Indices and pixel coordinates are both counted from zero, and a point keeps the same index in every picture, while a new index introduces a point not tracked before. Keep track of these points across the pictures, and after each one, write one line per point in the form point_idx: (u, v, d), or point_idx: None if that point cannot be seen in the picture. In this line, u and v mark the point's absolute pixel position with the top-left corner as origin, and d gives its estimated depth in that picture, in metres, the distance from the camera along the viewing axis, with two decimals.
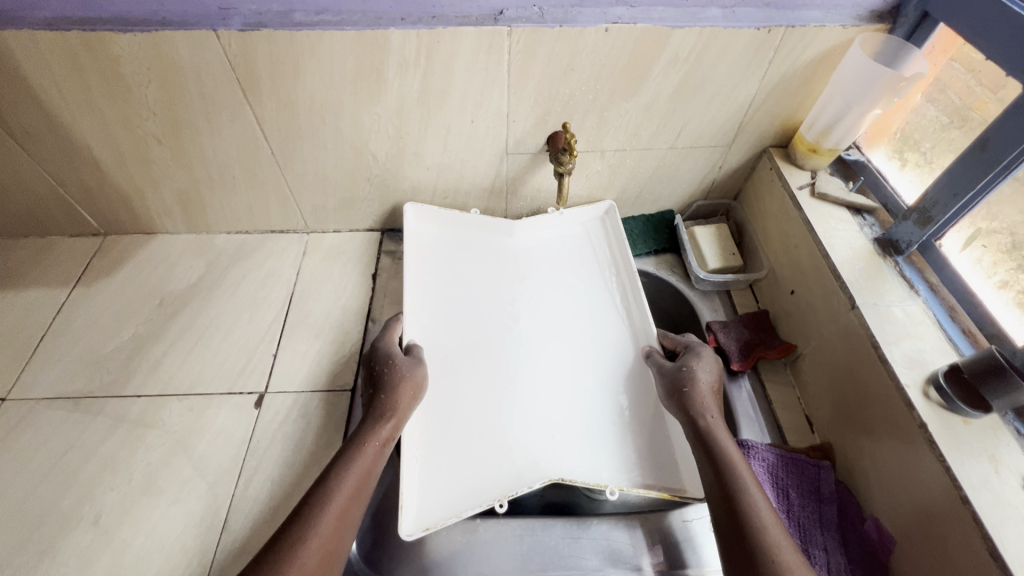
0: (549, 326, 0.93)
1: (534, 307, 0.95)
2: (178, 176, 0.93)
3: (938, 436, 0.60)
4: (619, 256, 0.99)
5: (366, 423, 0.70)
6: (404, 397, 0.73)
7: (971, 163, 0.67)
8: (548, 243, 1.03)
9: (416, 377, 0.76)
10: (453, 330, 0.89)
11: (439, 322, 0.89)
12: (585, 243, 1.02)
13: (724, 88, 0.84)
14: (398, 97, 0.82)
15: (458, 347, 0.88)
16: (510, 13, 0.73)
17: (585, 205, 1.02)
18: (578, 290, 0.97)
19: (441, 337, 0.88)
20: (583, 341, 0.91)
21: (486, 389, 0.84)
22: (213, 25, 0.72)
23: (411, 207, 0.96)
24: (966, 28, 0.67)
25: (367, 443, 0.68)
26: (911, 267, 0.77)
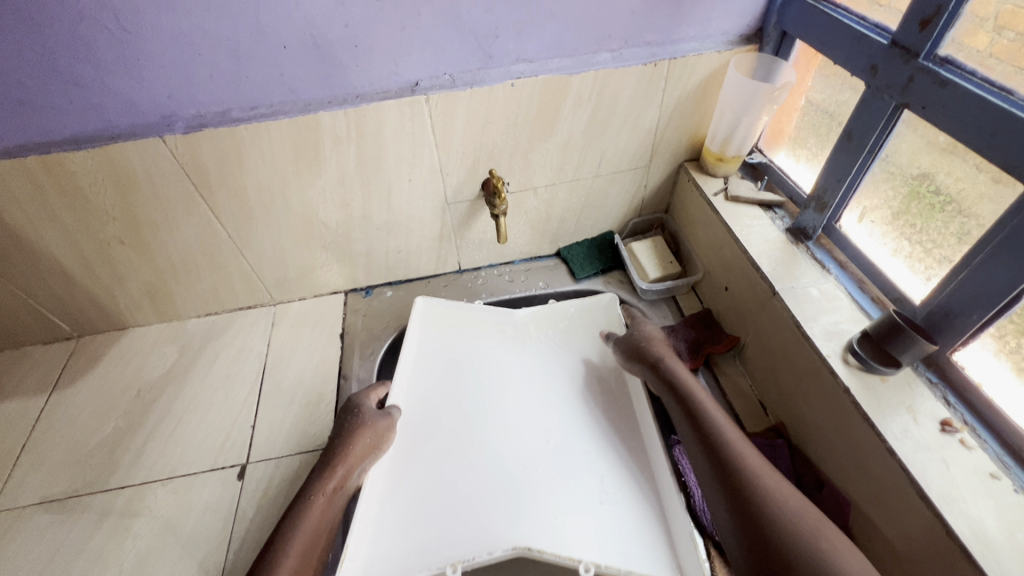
0: (543, 415, 0.90)
1: (526, 395, 0.92)
2: (143, 271, 0.98)
3: (860, 396, 0.66)
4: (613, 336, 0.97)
5: (318, 474, 0.73)
6: (359, 445, 0.76)
7: (845, 152, 0.76)
8: (540, 327, 1.01)
9: (378, 428, 0.79)
10: (428, 404, 0.90)
11: (419, 393, 0.91)
12: (574, 325, 1.01)
13: (629, 118, 0.93)
14: (338, 170, 0.90)
15: (432, 421, 0.88)
16: (425, 83, 0.82)
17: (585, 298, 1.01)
18: (576, 377, 0.95)
19: (418, 412, 0.88)
20: (580, 429, 0.87)
21: (456, 467, 0.82)
22: (159, 132, 0.80)
23: (423, 301, 0.98)
24: (814, 40, 0.78)
25: (317, 494, 0.70)
26: (820, 249, 0.85)
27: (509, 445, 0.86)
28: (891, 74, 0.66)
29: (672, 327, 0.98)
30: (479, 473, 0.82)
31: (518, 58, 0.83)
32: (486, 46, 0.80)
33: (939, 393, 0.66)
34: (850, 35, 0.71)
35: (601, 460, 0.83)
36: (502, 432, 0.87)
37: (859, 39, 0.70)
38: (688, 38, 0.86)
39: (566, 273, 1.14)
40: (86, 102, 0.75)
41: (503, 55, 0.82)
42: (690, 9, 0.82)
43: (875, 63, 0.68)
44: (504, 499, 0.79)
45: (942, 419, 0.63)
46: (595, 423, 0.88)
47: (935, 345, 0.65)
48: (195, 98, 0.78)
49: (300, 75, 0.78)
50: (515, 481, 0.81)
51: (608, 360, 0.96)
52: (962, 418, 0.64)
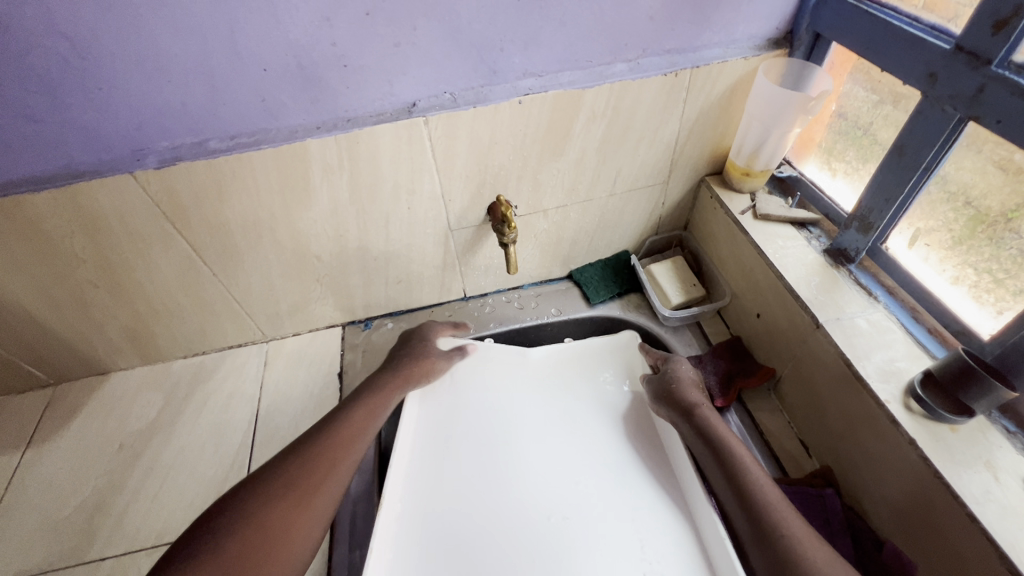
0: (570, 463, 0.81)
1: (548, 442, 0.84)
2: (122, 314, 0.90)
3: (930, 450, 0.58)
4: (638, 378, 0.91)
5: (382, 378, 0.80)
6: (421, 366, 0.85)
7: (895, 168, 0.68)
8: (556, 368, 0.94)
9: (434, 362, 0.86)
10: (433, 455, 0.81)
11: (422, 444, 0.83)
12: (591, 363, 0.94)
13: (647, 132, 0.85)
14: (329, 201, 0.81)
15: (438, 475, 0.79)
16: (423, 103, 0.74)
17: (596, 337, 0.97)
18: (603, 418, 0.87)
19: (423, 466, 0.80)
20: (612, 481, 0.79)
21: (469, 525, 0.74)
22: (128, 168, 0.71)
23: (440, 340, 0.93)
24: (857, 44, 0.70)
25: (382, 391, 0.77)
26: (864, 273, 0.77)
27: (527, 497, 0.77)
28: (956, 82, 0.58)
29: (699, 358, 0.90)
30: (494, 531, 0.74)
31: (526, 73, 0.75)
32: (490, 60, 0.72)
33: (1019, 445, 0.58)
34: (902, 38, 0.63)
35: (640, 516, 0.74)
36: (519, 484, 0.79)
37: (914, 42, 0.62)
38: (712, 44, 0.78)
39: (580, 298, 1.06)
40: (44, 139, 0.67)
41: (509, 70, 0.74)
42: (714, 12, 0.74)
43: (934, 70, 0.60)
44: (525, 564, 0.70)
45: None
46: (624, 473, 0.80)
47: (1014, 391, 0.57)
48: (167, 129, 0.69)
49: (284, 99, 0.70)
50: (537, 542, 0.73)
51: (631, 404, 0.88)
52: None
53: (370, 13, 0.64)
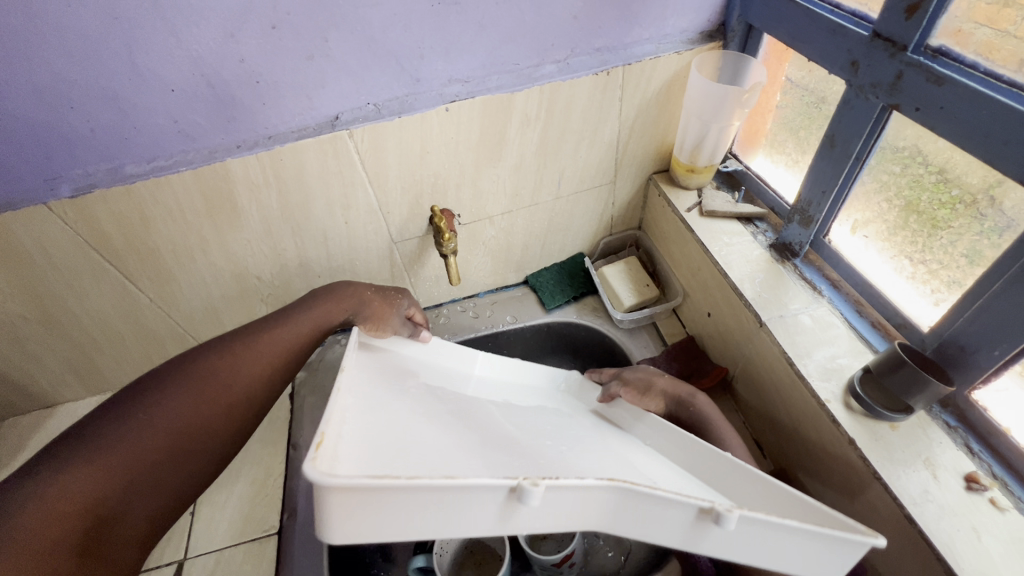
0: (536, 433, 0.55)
1: (522, 424, 0.57)
2: (59, 345, 0.88)
3: (869, 450, 0.57)
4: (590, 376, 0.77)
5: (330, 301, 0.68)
6: (370, 304, 0.70)
7: (828, 160, 0.66)
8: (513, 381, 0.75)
9: (378, 313, 0.69)
10: (407, 378, 0.60)
11: (390, 367, 0.60)
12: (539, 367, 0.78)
13: (586, 133, 0.83)
14: (260, 219, 0.79)
15: (397, 401, 0.50)
16: (346, 116, 0.72)
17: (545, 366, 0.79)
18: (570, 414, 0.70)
19: (392, 376, 0.57)
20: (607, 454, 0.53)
21: (449, 434, 0.46)
22: (42, 198, 0.69)
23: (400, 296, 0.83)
24: (785, 35, 0.68)
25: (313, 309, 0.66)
26: (809, 267, 0.75)
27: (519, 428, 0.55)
28: (876, 71, 0.56)
29: (652, 360, 0.88)
30: (486, 442, 0.46)
31: (451, 79, 0.73)
32: (412, 69, 0.70)
33: (959, 440, 0.56)
34: (824, 27, 0.62)
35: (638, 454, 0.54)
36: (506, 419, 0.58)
37: (835, 31, 0.60)
38: (643, 40, 0.76)
39: (535, 303, 1.04)
40: None
41: (433, 77, 0.72)
42: (641, 8, 0.72)
43: (856, 58, 0.58)
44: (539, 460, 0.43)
45: (966, 474, 0.54)
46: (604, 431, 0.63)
47: (951, 386, 0.55)
48: (78, 157, 0.67)
49: (199, 119, 0.67)
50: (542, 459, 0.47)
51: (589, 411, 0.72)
52: (990, 470, 0.54)
53: (276, 27, 0.61)
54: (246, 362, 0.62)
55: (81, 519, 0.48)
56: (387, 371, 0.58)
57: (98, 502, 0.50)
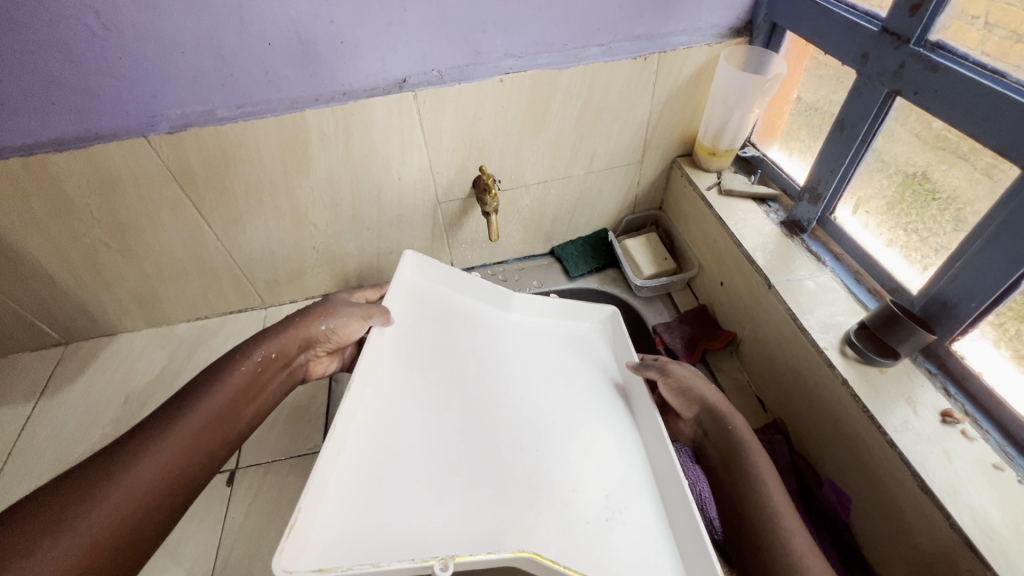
0: (531, 419, 0.68)
1: (528, 407, 0.69)
2: (130, 275, 0.97)
3: (859, 388, 0.65)
4: (613, 330, 0.83)
5: (305, 315, 0.73)
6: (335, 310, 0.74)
7: (837, 142, 0.75)
8: (539, 328, 0.84)
9: (340, 313, 0.74)
10: (427, 335, 0.77)
11: (413, 329, 0.77)
12: (580, 313, 0.86)
13: (621, 112, 0.93)
14: (325, 169, 0.88)
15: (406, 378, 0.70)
16: (412, 80, 0.81)
17: (586, 307, 0.85)
18: (586, 372, 0.77)
19: (412, 342, 0.75)
20: (585, 443, 0.67)
21: (431, 420, 0.65)
22: (143, 132, 0.78)
23: (411, 255, 0.84)
24: (807, 32, 0.77)
25: (297, 329, 0.71)
26: (816, 241, 0.83)
27: (509, 401, 0.70)
28: (883, 61, 0.65)
29: (668, 324, 0.97)
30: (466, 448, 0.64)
31: (507, 54, 0.82)
32: (474, 42, 0.79)
33: (938, 384, 0.65)
34: (841, 25, 0.71)
35: (612, 449, 0.67)
36: (506, 385, 0.72)
37: (850, 27, 0.69)
38: (678, 32, 0.85)
39: (560, 271, 1.13)
40: (68, 103, 0.74)
41: (492, 51, 0.81)
42: (679, 2, 0.81)
43: (866, 51, 0.67)
44: (490, 466, 0.62)
45: (943, 410, 0.62)
46: (609, 402, 0.73)
47: (933, 335, 0.64)
48: (179, 98, 0.76)
49: (286, 72, 0.77)
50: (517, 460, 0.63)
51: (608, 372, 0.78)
52: (964, 408, 0.63)
53: None
54: (240, 385, 0.65)
55: (126, 549, 0.51)
56: (410, 337, 0.75)
57: (170, 488, 0.55)
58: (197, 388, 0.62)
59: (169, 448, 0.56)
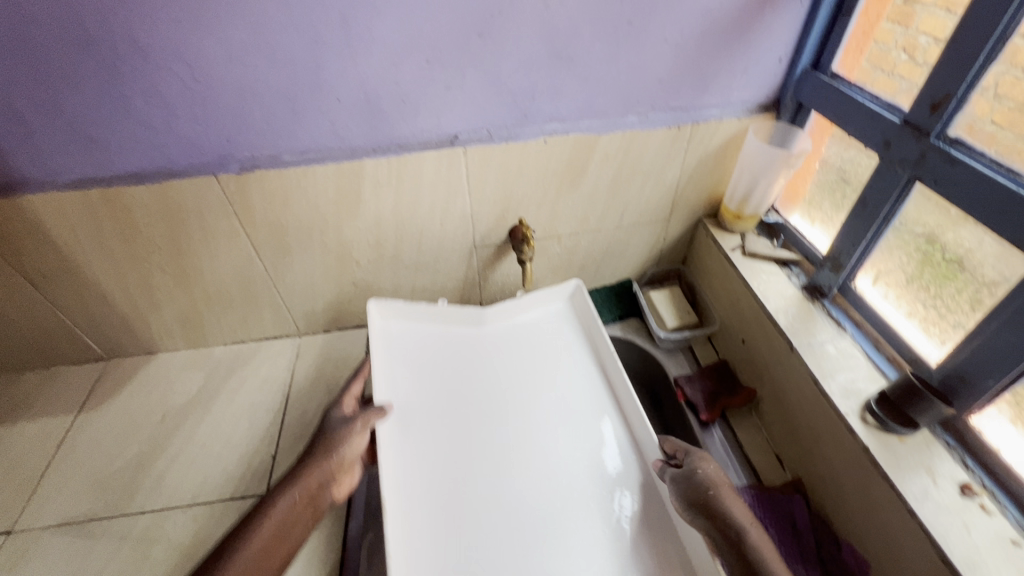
0: (531, 433, 0.81)
1: (526, 420, 0.83)
2: (179, 298, 1.02)
3: (880, 455, 0.68)
4: (580, 301, 0.99)
5: (315, 455, 0.78)
6: (340, 439, 0.79)
7: (859, 217, 0.80)
8: (516, 328, 0.96)
9: (345, 439, 0.78)
10: (431, 374, 0.87)
11: (402, 375, 0.86)
12: (551, 295, 1.00)
13: (652, 174, 0.99)
14: (374, 212, 0.94)
15: (426, 420, 0.81)
16: (463, 136, 0.88)
17: (552, 287, 0.99)
18: (568, 364, 0.91)
19: (418, 386, 0.85)
20: (580, 434, 0.82)
21: (457, 455, 0.78)
22: (214, 171, 0.85)
23: (374, 304, 0.91)
24: (832, 114, 0.84)
25: (309, 472, 0.77)
26: (836, 307, 0.87)
27: (515, 415, 0.84)
28: (904, 149, 0.70)
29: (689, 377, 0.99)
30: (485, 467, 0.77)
31: (552, 118, 0.89)
32: (523, 105, 0.86)
33: (957, 456, 0.67)
34: (865, 112, 0.77)
35: (605, 445, 0.81)
36: (512, 393, 0.86)
37: (873, 115, 0.75)
38: (710, 105, 0.92)
39: None
40: (151, 142, 0.81)
41: (538, 114, 0.88)
42: (713, 80, 0.88)
43: (888, 138, 0.73)
44: (512, 480, 0.76)
45: (961, 482, 0.65)
46: (595, 401, 0.86)
47: (952, 409, 0.67)
48: (250, 142, 0.83)
49: (351, 124, 0.84)
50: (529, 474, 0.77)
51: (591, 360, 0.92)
52: (982, 482, 0.65)
53: (429, 62, 0.78)
54: (266, 538, 0.72)
55: None
56: (412, 381, 0.86)
57: None
58: (229, 547, 0.71)
59: None
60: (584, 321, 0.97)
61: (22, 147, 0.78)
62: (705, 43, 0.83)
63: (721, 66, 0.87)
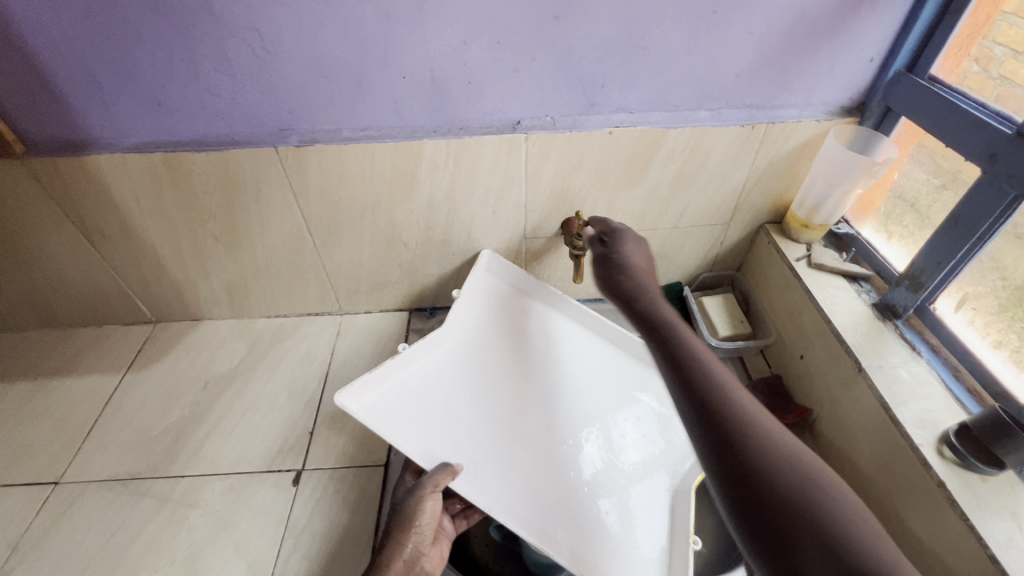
0: (552, 405, 0.83)
1: (539, 393, 0.85)
2: (228, 268, 1.03)
3: (958, 494, 0.63)
4: (506, 266, 0.99)
5: (390, 541, 0.69)
6: (411, 508, 0.70)
7: (950, 235, 0.74)
8: (478, 316, 0.93)
9: (417, 509, 0.70)
10: (429, 405, 0.79)
11: (412, 430, 0.76)
12: (480, 276, 0.97)
13: (718, 175, 0.94)
14: (428, 194, 0.93)
15: (453, 446, 0.76)
16: (526, 122, 0.85)
17: (472, 274, 0.96)
18: (531, 317, 0.95)
19: (418, 423, 0.77)
20: (571, 368, 0.89)
21: (507, 431, 0.79)
22: (274, 143, 0.84)
23: (342, 396, 0.73)
24: (927, 122, 0.78)
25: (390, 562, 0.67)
26: (910, 329, 0.82)
27: (527, 398, 0.84)
28: (1014, 164, 0.64)
29: None
30: (536, 435, 0.80)
31: (619, 109, 0.85)
32: (591, 94, 0.83)
33: None
34: (968, 121, 0.71)
35: (580, 362, 0.91)
36: (517, 365, 0.87)
37: (979, 125, 0.69)
38: (789, 105, 0.87)
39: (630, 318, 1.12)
40: (216, 109, 0.80)
41: (606, 104, 0.84)
42: (795, 78, 0.83)
43: (995, 151, 0.67)
44: (563, 438, 0.80)
45: None
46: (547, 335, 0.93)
47: None
48: (312, 116, 0.82)
49: (414, 103, 0.82)
50: (567, 437, 0.80)
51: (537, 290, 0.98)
52: None
53: (499, 42, 0.75)
54: None
55: None
56: (407, 418, 0.77)
57: None
58: None
59: None
60: (506, 274, 0.99)
61: (93, 107, 0.79)
62: (793, 37, 0.78)
63: (807, 63, 0.81)
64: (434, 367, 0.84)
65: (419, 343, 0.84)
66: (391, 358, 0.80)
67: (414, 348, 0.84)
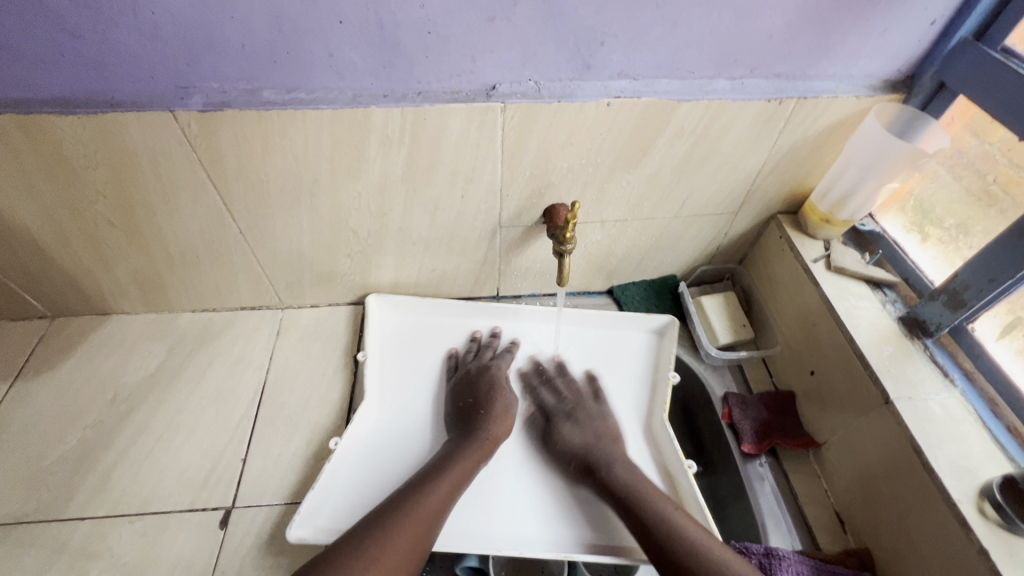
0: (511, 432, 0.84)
1: None
2: (134, 257, 0.83)
3: (1003, 564, 0.54)
4: (405, 308, 0.95)
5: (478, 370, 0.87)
6: (493, 390, 0.84)
7: (1009, 249, 0.62)
8: (404, 369, 0.90)
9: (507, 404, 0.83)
10: (385, 470, 0.78)
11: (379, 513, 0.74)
12: (384, 331, 0.93)
13: (731, 159, 0.78)
14: (380, 175, 0.74)
15: None
16: (503, 88, 0.67)
17: (369, 332, 0.91)
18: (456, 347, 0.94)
19: (379, 492, 0.76)
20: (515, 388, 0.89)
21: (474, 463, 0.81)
22: (169, 105, 0.64)
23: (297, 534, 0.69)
24: (995, 106, 0.64)
25: (478, 437, 0.77)
26: (941, 351, 0.71)
27: None
28: None
29: (742, 400, 0.85)
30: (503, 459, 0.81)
31: (620, 73, 0.67)
32: (587, 53, 0.65)
33: None
34: None
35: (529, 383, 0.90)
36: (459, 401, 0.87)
37: None
38: (825, 75, 0.71)
39: None
40: (81, 57, 0.59)
41: (604, 67, 0.66)
42: (839, 41, 0.67)
43: None
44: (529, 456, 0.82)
45: None
46: None
47: None
48: (218, 69, 0.62)
49: (357, 59, 0.62)
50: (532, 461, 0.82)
51: (458, 320, 0.96)
52: None
53: None
54: (406, 530, 0.61)
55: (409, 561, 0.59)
56: (363, 490, 0.76)
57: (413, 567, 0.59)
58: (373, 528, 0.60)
59: (402, 529, 0.61)
60: (412, 313, 0.96)
61: None
62: None
63: (856, 23, 0.65)
64: (378, 448, 0.81)
65: (353, 431, 0.81)
66: (330, 463, 0.76)
67: (349, 441, 0.80)
